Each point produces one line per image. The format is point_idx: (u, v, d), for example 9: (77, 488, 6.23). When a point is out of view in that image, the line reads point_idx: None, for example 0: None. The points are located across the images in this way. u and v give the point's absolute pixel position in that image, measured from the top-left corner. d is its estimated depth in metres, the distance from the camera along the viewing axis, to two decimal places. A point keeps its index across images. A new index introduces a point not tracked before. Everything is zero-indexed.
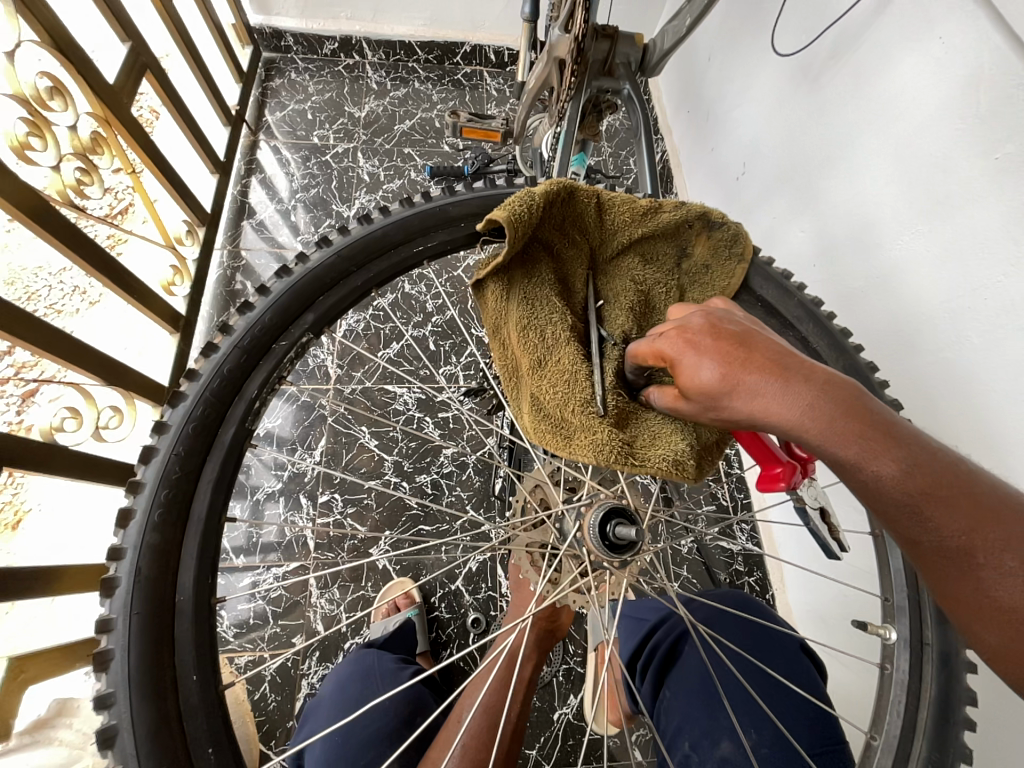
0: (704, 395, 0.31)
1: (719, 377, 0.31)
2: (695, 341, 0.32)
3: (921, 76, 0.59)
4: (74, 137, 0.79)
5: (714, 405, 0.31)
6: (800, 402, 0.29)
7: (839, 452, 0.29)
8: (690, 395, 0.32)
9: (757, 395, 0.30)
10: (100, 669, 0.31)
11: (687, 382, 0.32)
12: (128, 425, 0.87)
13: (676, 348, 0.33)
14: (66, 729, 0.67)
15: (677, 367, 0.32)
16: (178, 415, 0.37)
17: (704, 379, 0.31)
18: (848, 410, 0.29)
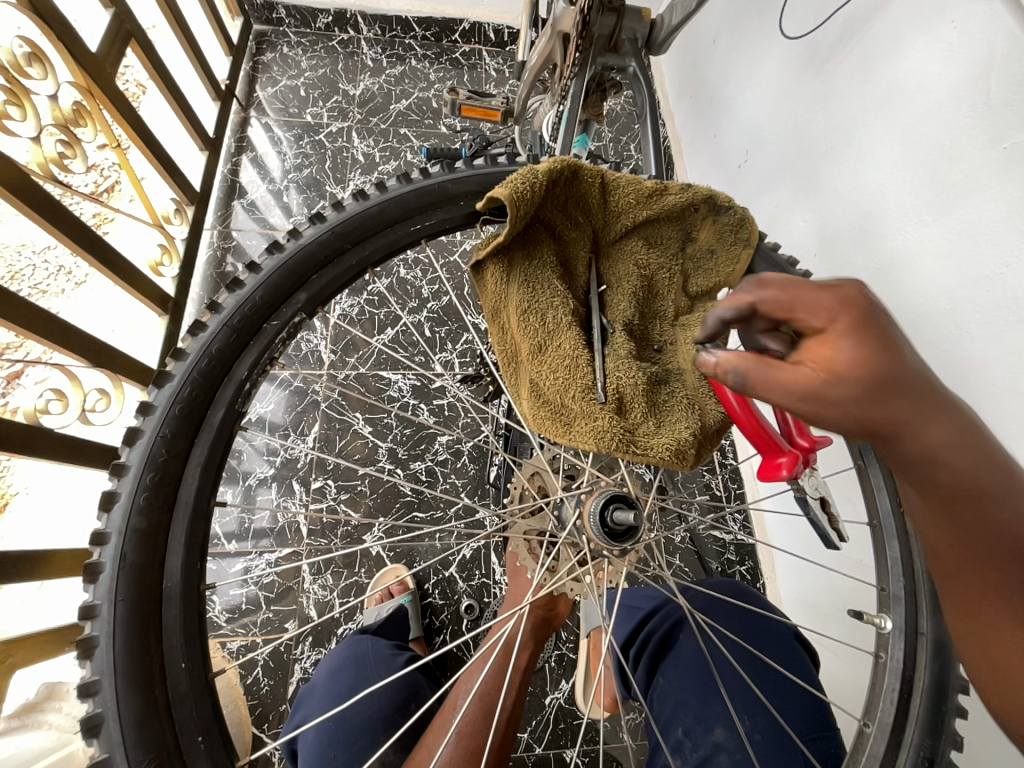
0: (859, 378, 0.26)
1: (889, 371, 0.26)
2: (872, 326, 0.27)
3: (931, 62, 0.57)
4: (56, 108, 0.76)
5: (865, 396, 0.26)
6: (944, 420, 0.27)
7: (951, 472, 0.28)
8: (839, 372, 0.26)
9: (912, 405, 0.27)
10: (85, 656, 0.30)
11: (850, 364, 0.26)
12: (116, 409, 0.84)
13: (845, 320, 0.27)
14: (56, 713, 0.67)
15: (836, 342, 0.27)
16: (164, 396, 0.36)
17: (868, 367, 0.26)
18: (978, 450, 0.28)
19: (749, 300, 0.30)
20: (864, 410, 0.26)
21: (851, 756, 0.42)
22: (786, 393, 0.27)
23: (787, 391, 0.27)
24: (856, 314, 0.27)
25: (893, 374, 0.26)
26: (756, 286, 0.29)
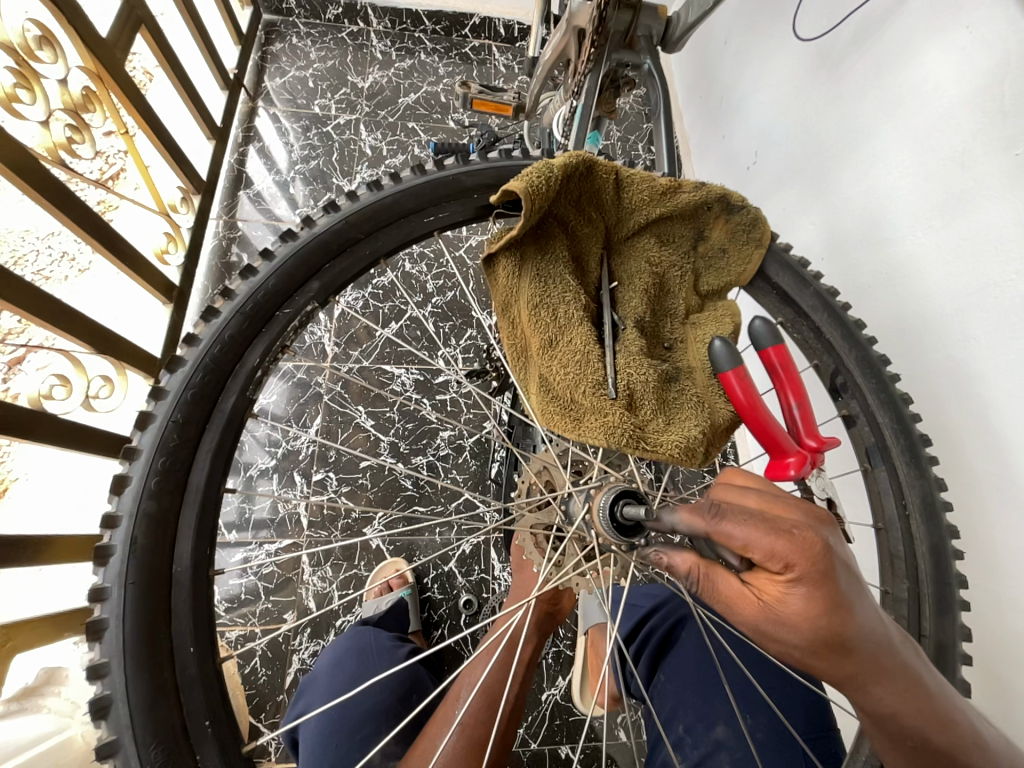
0: (797, 626, 0.29)
1: (833, 629, 0.29)
2: (826, 581, 0.29)
3: (945, 67, 0.57)
4: (65, 92, 0.75)
5: (799, 641, 0.29)
6: (891, 679, 0.29)
7: (902, 723, 0.29)
8: (780, 617, 0.30)
9: (860, 663, 0.29)
10: (94, 638, 0.30)
11: (792, 613, 0.29)
12: (119, 396, 0.84)
13: (802, 573, 0.29)
14: (54, 697, 0.67)
15: (788, 589, 0.29)
16: (176, 381, 0.36)
17: (810, 622, 0.29)
18: (936, 714, 0.29)
19: (708, 527, 0.32)
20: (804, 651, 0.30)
21: (852, 753, 0.42)
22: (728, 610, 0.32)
23: (730, 610, 0.32)
24: (814, 565, 0.29)
25: (838, 632, 0.29)
26: (714, 515, 0.31)
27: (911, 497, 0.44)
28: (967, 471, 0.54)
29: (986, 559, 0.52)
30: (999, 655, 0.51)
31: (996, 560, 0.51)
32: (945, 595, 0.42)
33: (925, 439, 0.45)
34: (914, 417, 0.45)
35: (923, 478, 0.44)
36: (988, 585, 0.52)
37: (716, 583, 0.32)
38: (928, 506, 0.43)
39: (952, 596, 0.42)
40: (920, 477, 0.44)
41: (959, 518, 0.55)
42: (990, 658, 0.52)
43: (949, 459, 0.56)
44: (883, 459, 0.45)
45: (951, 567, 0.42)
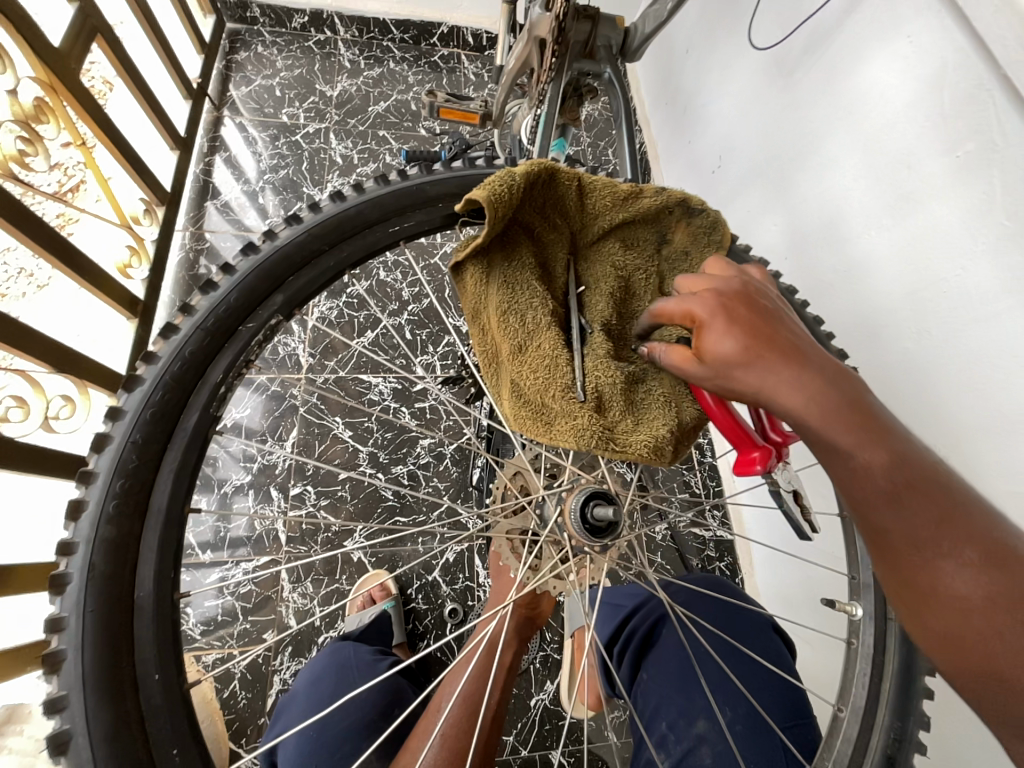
0: (724, 363, 0.31)
1: (773, 354, 0.31)
2: (740, 310, 0.32)
3: (890, 74, 0.60)
4: (15, 103, 0.72)
5: (731, 375, 0.31)
6: (852, 414, 0.30)
7: (889, 486, 0.29)
8: (706, 362, 0.32)
9: (777, 371, 0.31)
10: (51, 671, 0.29)
11: (716, 348, 0.31)
12: (80, 416, 0.81)
13: (708, 311, 0.32)
14: (17, 736, 0.64)
15: (707, 330, 0.32)
16: (134, 401, 0.35)
17: (731, 345, 0.31)
18: (867, 420, 0.30)
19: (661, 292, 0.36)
20: (778, 395, 0.30)
21: (827, 740, 0.43)
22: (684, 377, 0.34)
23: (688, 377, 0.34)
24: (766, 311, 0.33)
25: (797, 362, 0.31)
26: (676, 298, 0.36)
27: None
28: None
29: None
30: None
31: None
32: None
33: None
34: None
35: None
36: None
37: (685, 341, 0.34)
38: None
39: None
40: None
41: None
42: None
43: None
44: None
45: None
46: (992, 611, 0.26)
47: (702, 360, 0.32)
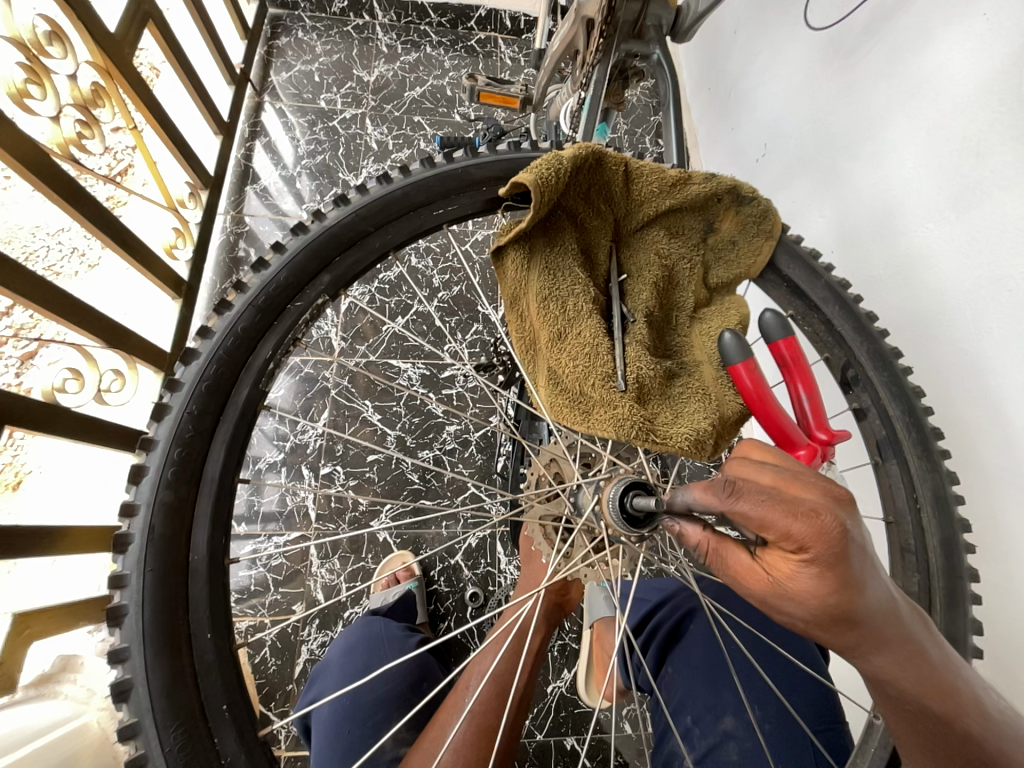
0: (806, 603, 0.28)
1: (857, 605, 0.27)
2: (840, 560, 0.26)
3: (963, 55, 0.56)
4: (75, 88, 0.76)
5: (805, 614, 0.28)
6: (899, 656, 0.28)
7: (910, 696, 0.29)
8: (790, 597, 0.28)
9: (850, 619, 0.28)
10: (115, 624, 0.31)
11: (800, 590, 0.28)
12: (130, 389, 0.86)
13: (812, 558, 0.27)
14: (71, 684, 0.69)
15: (799, 571, 0.27)
16: (191, 373, 0.36)
17: (817, 594, 0.27)
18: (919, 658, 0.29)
19: (722, 507, 0.29)
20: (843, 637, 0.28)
21: (859, 746, 0.42)
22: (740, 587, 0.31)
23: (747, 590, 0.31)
24: (829, 550, 0.26)
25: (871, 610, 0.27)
26: (729, 492, 0.28)
27: (922, 490, 0.43)
28: (979, 465, 0.54)
29: (998, 555, 0.52)
30: (1011, 652, 0.50)
31: (1005, 555, 0.51)
32: (956, 589, 0.41)
33: (938, 433, 0.44)
34: (927, 411, 0.45)
35: (934, 472, 0.43)
36: (999, 580, 0.52)
37: (725, 557, 0.32)
38: (940, 501, 0.43)
39: (964, 590, 0.41)
40: (933, 471, 0.43)
41: (972, 513, 0.54)
42: (999, 655, 0.52)
43: (962, 454, 0.55)
44: (894, 452, 0.45)
45: (964, 561, 0.42)
46: None
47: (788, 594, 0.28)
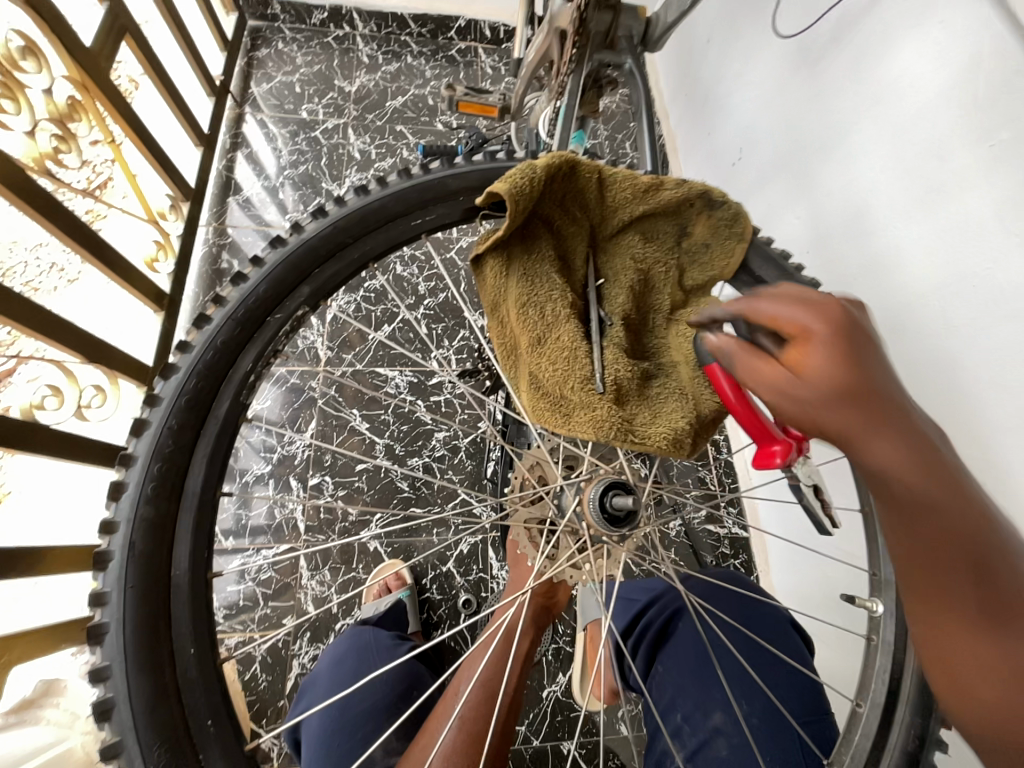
0: (824, 377, 0.29)
1: (875, 388, 0.28)
2: (854, 334, 0.29)
3: (924, 61, 0.58)
4: (50, 102, 0.75)
5: (823, 399, 0.29)
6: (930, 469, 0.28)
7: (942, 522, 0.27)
8: (809, 379, 0.29)
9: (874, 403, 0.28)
10: (96, 643, 0.31)
11: (818, 366, 0.29)
12: (111, 405, 0.84)
13: (823, 326, 0.29)
14: (53, 708, 0.68)
15: (815, 346, 0.29)
16: (170, 388, 0.36)
17: (836, 367, 0.29)
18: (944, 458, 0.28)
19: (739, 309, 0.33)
20: (872, 449, 0.28)
21: (844, 734, 0.43)
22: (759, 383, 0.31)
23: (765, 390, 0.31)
24: (840, 327, 0.29)
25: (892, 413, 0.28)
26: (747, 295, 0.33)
27: None
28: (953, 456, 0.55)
29: None
30: None
31: None
32: None
33: None
34: None
35: None
36: None
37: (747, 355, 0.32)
38: None
39: None
40: None
41: None
42: None
43: None
44: None
45: None
46: None
47: (803, 374, 0.29)
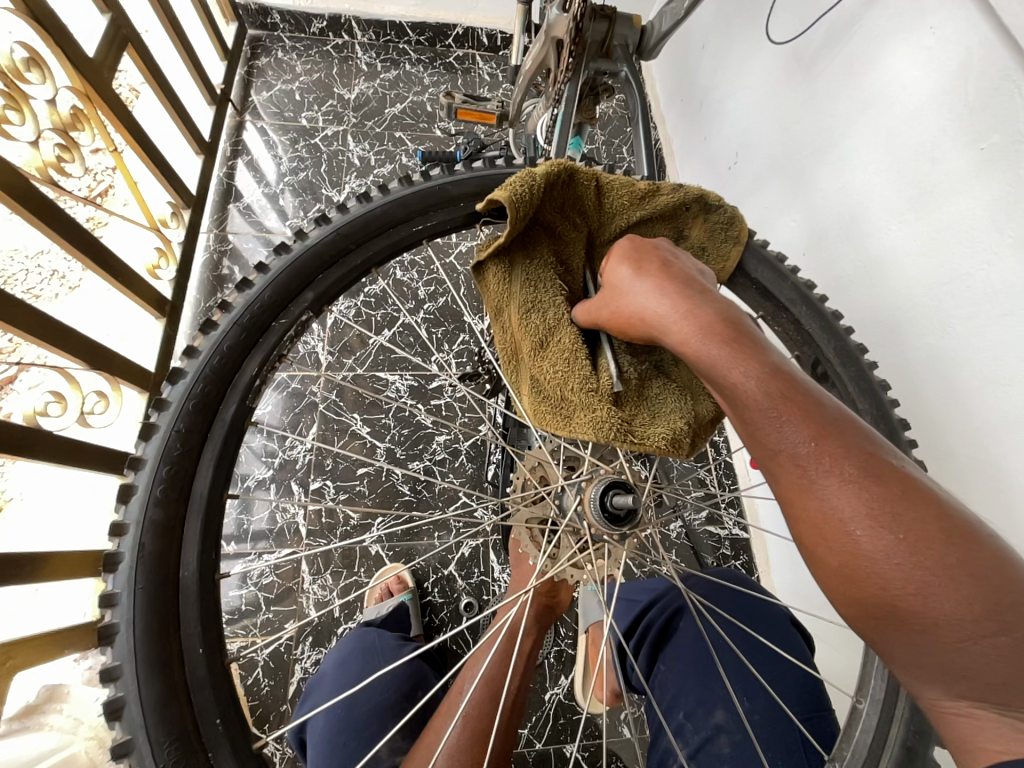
0: (618, 288, 0.38)
1: (663, 280, 0.36)
2: (643, 255, 0.39)
3: (914, 66, 0.59)
4: (53, 112, 0.76)
5: (621, 299, 0.38)
6: (719, 334, 0.33)
7: (738, 382, 0.31)
8: (612, 291, 0.39)
9: (663, 291, 0.36)
10: (106, 643, 0.31)
11: (615, 283, 0.39)
12: (114, 411, 0.84)
13: (616, 254, 0.40)
14: (56, 714, 0.68)
15: (615, 271, 0.39)
16: (178, 392, 0.37)
17: (628, 275, 0.38)
18: (741, 335, 0.33)
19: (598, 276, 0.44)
20: (668, 322, 0.35)
21: (845, 730, 0.43)
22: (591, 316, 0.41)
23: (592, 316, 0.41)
24: (632, 253, 0.39)
25: (681, 292, 0.35)
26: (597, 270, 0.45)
27: None
28: (950, 455, 0.56)
29: None
30: None
31: None
32: None
33: (904, 423, 0.46)
34: (894, 403, 0.47)
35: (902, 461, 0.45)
36: None
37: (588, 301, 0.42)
38: None
39: None
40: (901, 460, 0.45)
41: None
42: None
43: (935, 445, 0.57)
44: None
45: None
46: (868, 520, 0.27)
47: (609, 293, 0.39)
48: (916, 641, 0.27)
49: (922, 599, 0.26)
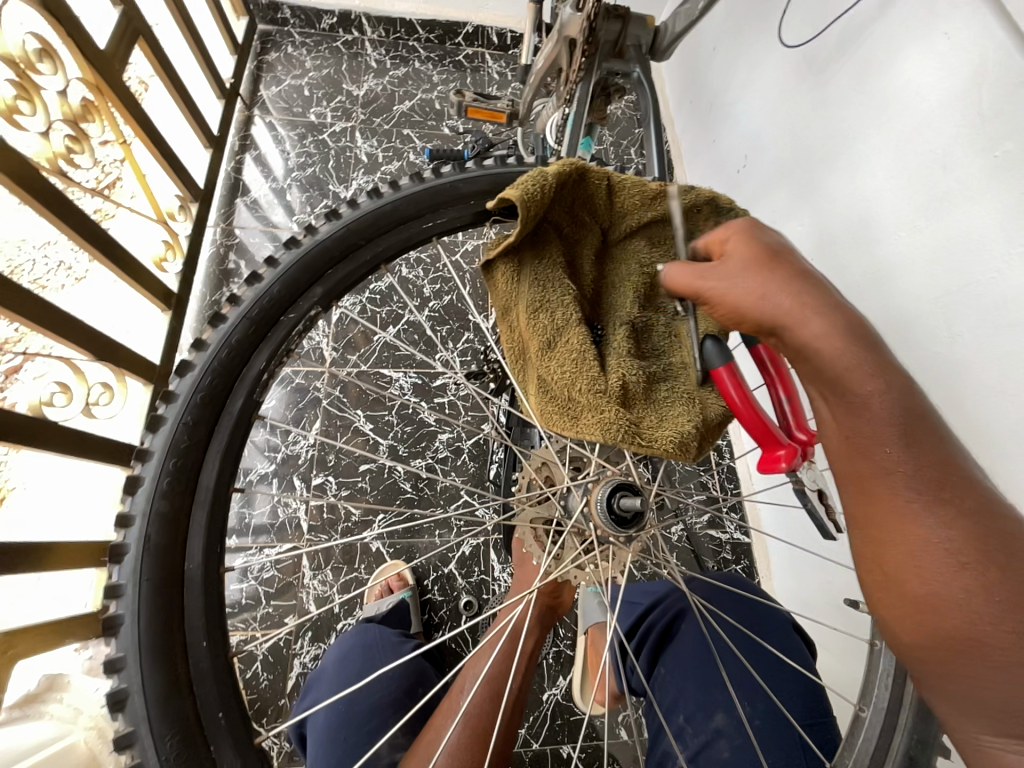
0: (739, 267, 0.34)
1: (795, 274, 0.33)
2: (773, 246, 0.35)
3: (927, 71, 0.59)
4: (64, 103, 0.76)
5: (739, 278, 0.33)
6: (850, 344, 0.30)
7: (861, 392, 0.30)
8: (729, 266, 0.34)
9: (795, 285, 0.33)
10: (110, 633, 0.31)
11: (733, 261, 0.34)
12: (119, 402, 0.85)
13: (744, 234, 0.35)
14: (56, 703, 0.68)
15: (734, 251, 0.35)
16: (186, 385, 0.37)
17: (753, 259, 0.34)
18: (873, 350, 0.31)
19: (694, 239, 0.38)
20: (792, 319, 0.32)
21: (847, 737, 0.43)
22: (693, 282, 0.35)
23: (694, 284, 0.35)
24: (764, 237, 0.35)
25: (810, 292, 0.33)
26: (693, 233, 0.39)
27: None
28: None
29: None
30: None
31: None
32: None
33: None
34: None
35: None
36: None
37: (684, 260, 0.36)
38: None
39: None
40: None
41: None
42: None
43: None
44: None
45: None
46: (968, 553, 0.26)
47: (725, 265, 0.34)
48: (982, 679, 0.26)
49: (993, 639, 0.25)
